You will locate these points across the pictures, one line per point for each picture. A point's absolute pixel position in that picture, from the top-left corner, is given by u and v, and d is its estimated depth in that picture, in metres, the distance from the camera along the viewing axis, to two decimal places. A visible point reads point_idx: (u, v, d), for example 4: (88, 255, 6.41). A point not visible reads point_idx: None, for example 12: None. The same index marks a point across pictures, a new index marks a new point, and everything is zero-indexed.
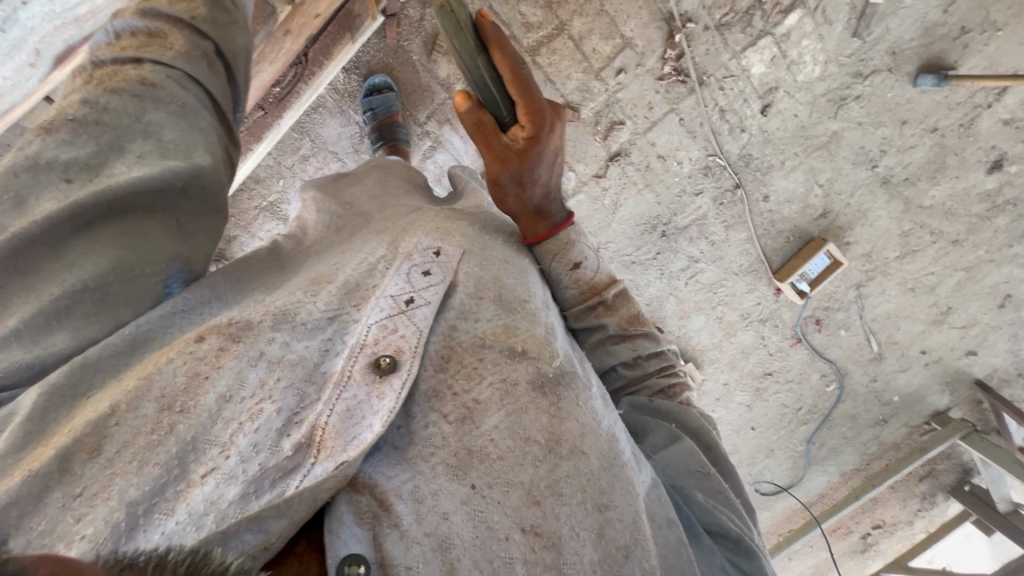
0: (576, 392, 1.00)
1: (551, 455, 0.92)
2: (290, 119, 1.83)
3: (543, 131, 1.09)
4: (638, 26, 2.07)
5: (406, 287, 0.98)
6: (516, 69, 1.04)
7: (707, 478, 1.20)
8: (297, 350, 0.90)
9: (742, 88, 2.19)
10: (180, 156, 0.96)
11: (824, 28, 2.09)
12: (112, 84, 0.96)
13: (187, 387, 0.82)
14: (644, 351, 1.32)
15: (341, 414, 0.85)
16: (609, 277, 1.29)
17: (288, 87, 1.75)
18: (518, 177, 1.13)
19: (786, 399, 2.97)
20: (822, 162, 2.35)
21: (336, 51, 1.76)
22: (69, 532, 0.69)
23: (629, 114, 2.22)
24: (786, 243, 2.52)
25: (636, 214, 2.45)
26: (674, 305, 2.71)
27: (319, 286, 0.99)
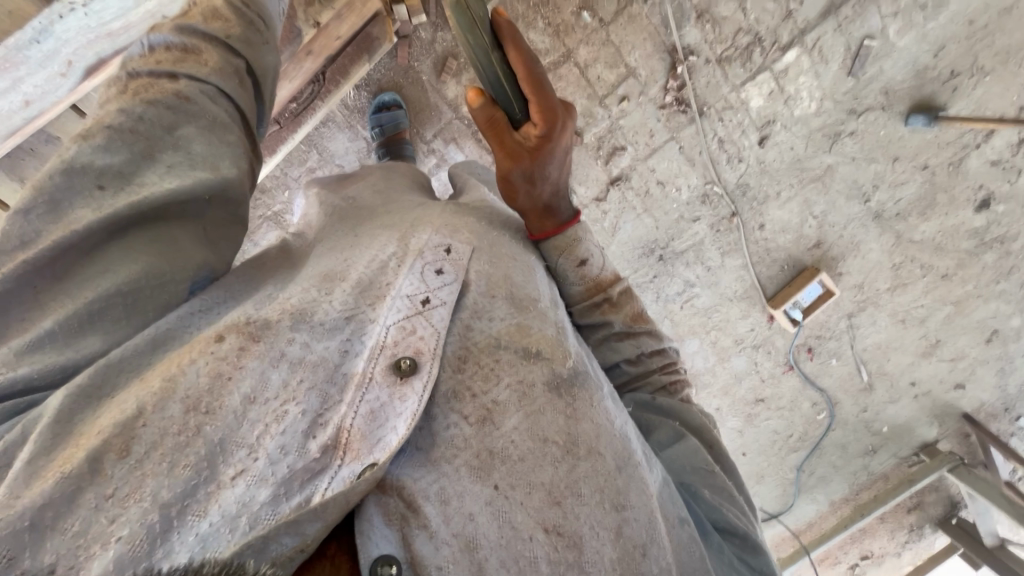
0: (589, 391, 1.02)
1: (569, 456, 0.93)
2: (303, 132, 1.88)
3: (554, 128, 1.11)
4: (642, 56, 2.13)
5: (421, 287, 1.00)
6: (529, 67, 1.06)
7: (712, 476, 1.23)
8: (316, 350, 0.90)
9: (741, 120, 2.25)
10: (210, 169, 0.97)
11: (821, 66, 2.17)
12: (151, 96, 0.97)
13: (211, 387, 0.82)
14: (647, 348, 1.33)
15: (365, 416, 0.86)
16: (614, 274, 1.30)
17: (305, 103, 1.79)
18: (529, 172, 1.15)
19: (777, 426, 2.99)
20: (817, 195, 2.42)
21: (354, 71, 1.79)
22: (104, 533, 0.70)
23: (630, 141, 2.27)
24: (781, 272, 2.56)
25: (636, 238, 2.49)
26: (668, 328, 2.74)
27: (331, 282, 0.99)
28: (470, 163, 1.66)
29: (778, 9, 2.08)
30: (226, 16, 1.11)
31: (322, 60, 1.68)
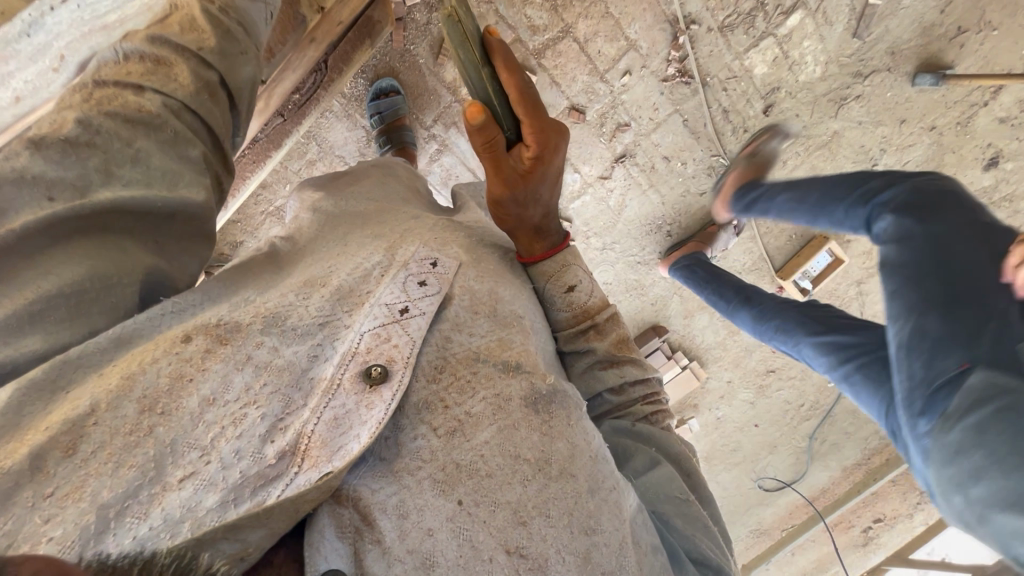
0: (568, 410, 0.97)
1: (540, 474, 0.89)
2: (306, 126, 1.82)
3: (548, 151, 1.08)
4: (643, 28, 2.03)
5: (402, 296, 0.96)
6: (524, 91, 1.04)
7: (687, 505, 1.15)
8: (285, 355, 0.87)
9: (745, 89, 2.20)
10: (164, 185, 0.93)
11: (825, 28, 2.12)
12: (104, 105, 0.93)
13: (171, 388, 0.78)
14: (631, 377, 1.25)
15: (327, 423, 0.82)
16: (600, 301, 1.27)
17: (308, 94, 1.74)
18: (522, 195, 1.11)
19: (789, 395, 3.01)
20: (824, 162, 2.38)
21: (356, 57, 1.73)
22: (36, 533, 0.64)
23: (633, 116, 2.19)
24: (789, 241, 2.56)
25: (642, 215, 2.42)
26: (678, 304, 2.68)
27: (311, 288, 0.96)
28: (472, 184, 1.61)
29: None
30: (203, 28, 1.08)
31: (322, 48, 1.64)
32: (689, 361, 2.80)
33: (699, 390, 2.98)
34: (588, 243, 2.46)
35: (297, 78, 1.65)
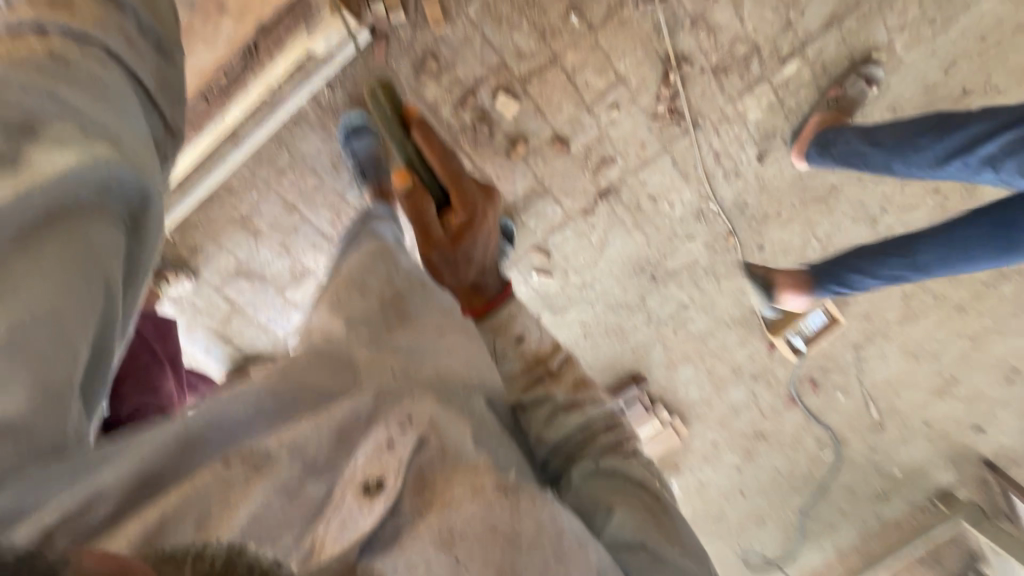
0: (540, 490, 0.70)
1: (515, 550, 0.63)
2: (239, 113, 1.72)
3: (475, 217, 1.21)
4: (633, 63, 1.97)
5: (378, 444, 0.71)
6: (449, 172, 1.29)
7: (665, 548, 0.81)
8: (287, 494, 0.65)
9: (738, 134, 2.13)
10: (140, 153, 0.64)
11: (822, 78, 2.07)
12: (98, 78, 0.64)
13: (224, 498, 0.62)
14: (594, 416, 1.00)
15: (337, 526, 0.65)
16: (554, 344, 1.10)
17: (234, 77, 1.66)
18: (451, 254, 1.18)
19: (778, 461, 2.80)
20: (820, 217, 2.29)
21: (288, 43, 1.64)
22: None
23: (619, 151, 2.11)
24: (782, 296, 2.42)
25: (625, 255, 2.29)
26: (661, 353, 2.51)
27: (302, 452, 0.68)
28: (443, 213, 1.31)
29: (778, 18, 1.95)
30: None
31: (251, 26, 1.61)
32: (670, 415, 2.63)
33: (681, 449, 2.78)
34: (567, 278, 2.34)
35: (217, 58, 1.62)
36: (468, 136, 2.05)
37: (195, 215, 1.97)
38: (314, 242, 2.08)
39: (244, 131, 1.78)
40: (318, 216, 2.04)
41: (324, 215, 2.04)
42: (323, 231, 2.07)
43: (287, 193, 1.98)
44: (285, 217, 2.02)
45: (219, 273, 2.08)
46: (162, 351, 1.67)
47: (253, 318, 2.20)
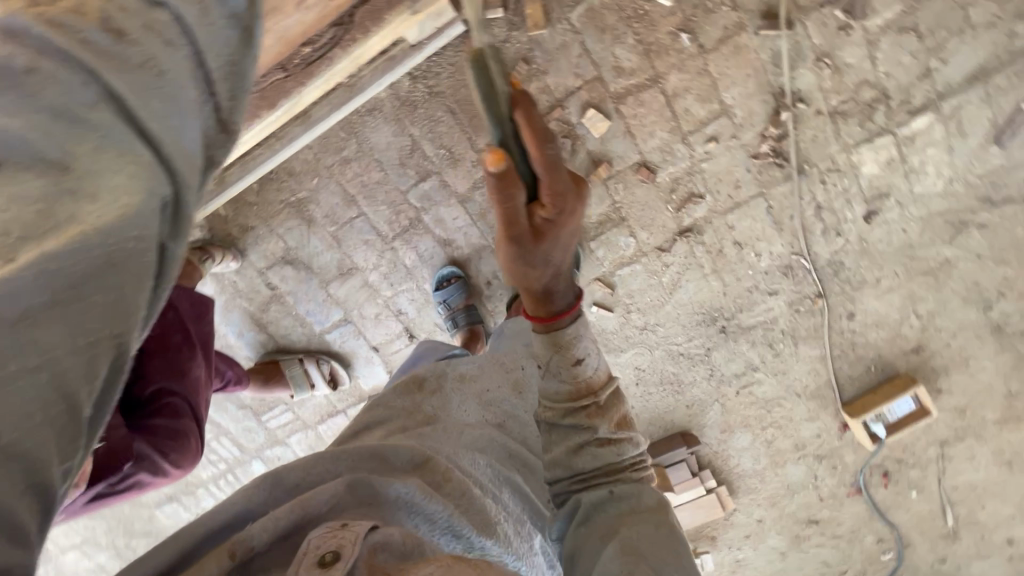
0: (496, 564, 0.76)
1: None
2: (314, 91, 1.53)
3: (564, 215, 0.93)
4: (742, 94, 1.79)
5: (334, 526, 0.79)
6: (544, 143, 0.87)
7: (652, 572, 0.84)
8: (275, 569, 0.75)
9: (847, 187, 1.89)
10: (187, 172, 0.63)
11: (956, 139, 1.81)
12: (155, 61, 0.64)
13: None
14: (627, 457, 1.04)
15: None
16: (606, 373, 1.09)
17: (321, 51, 1.47)
18: (531, 258, 0.95)
19: (829, 557, 2.47)
20: (925, 291, 2.00)
21: (389, 20, 1.44)
22: None
23: (710, 188, 1.91)
24: (865, 373, 2.13)
25: (696, 301, 2.06)
26: (717, 415, 2.26)
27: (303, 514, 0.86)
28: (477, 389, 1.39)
29: (916, 65, 1.74)
30: None
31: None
32: (717, 484, 2.36)
33: (721, 520, 2.51)
34: (627, 318, 2.12)
35: (308, 24, 1.41)
36: None
37: (252, 193, 1.90)
38: (366, 240, 1.95)
39: (316, 113, 1.65)
40: (376, 213, 1.91)
41: (382, 213, 1.91)
42: (378, 230, 1.93)
43: (349, 185, 1.88)
44: (341, 209, 1.91)
45: (266, 257, 1.98)
46: (194, 333, 1.52)
47: (292, 309, 2.06)
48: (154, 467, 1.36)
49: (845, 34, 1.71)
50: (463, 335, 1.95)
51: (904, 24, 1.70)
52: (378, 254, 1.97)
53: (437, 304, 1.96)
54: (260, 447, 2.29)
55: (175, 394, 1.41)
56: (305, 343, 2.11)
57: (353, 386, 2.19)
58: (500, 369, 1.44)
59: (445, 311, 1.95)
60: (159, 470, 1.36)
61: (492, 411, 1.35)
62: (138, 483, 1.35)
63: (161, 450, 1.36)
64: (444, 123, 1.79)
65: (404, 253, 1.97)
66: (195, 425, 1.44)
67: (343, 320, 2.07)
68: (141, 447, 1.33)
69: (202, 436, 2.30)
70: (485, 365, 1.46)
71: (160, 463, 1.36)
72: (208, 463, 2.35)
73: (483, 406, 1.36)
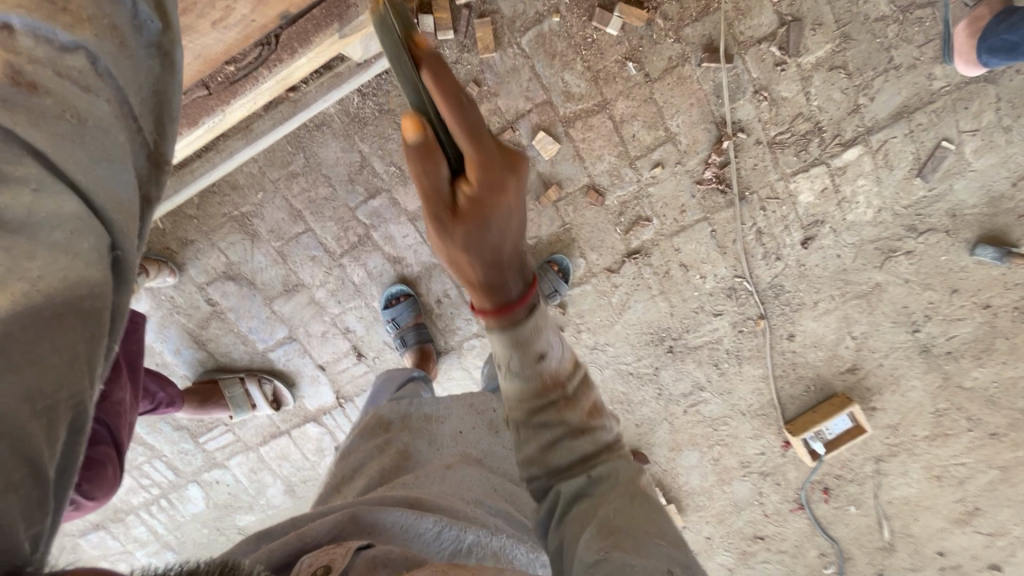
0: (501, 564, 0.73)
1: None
2: (240, 109, 1.48)
3: (491, 189, 0.81)
4: (686, 123, 1.86)
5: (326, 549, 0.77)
6: (462, 105, 0.78)
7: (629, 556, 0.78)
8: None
9: (785, 214, 1.97)
10: (124, 225, 0.66)
11: (884, 171, 1.92)
12: (74, 110, 0.63)
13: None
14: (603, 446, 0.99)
15: None
16: (572, 362, 1.04)
17: (246, 69, 1.42)
18: (458, 236, 0.84)
19: (774, 572, 2.52)
20: (859, 314, 2.09)
21: (319, 41, 1.42)
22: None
23: (657, 212, 1.96)
24: (805, 392, 2.20)
25: (645, 321, 2.10)
26: (665, 433, 2.29)
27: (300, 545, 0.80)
28: (447, 428, 1.37)
29: (846, 101, 1.84)
30: None
31: (273, 15, 1.36)
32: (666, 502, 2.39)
33: None
34: (578, 337, 2.13)
35: (231, 44, 1.37)
36: None
37: (192, 206, 1.84)
38: (313, 256, 1.90)
39: (258, 128, 1.63)
40: (324, 229, 1.87)
41: (330, 230, 1.88)
42: (326, 246, 1.89)
43: (295, 200, 1.84)
44: (287, 224, 1.86)
45: (206, 272, 1.91)
46: (120, 351, 1.44)
47: (233, 326, 1.98)
48: (62, 499, 1.27)
49: (780, 70, 1.80)
50: (412, 355, 1.91)
51: (835, 63, 1.80)
52: (325, 270, 1.92)
53: (386, 322, 1.92)
54: (197, 470, 2.18)
55: (91, 418, 1.31)
56: (247, 361, 2.03)
57: (298, 406, 2.11)
58: (471, 410, 1.44)
59: (393, 330, 1.92)
60: (67, 501, 1.27)
61: (468, 449, 1.33)
62: None
63: (72, 480, 1.27)
64: (394, 140, 1.78)
65: (352, 270, 1.93)
66: (114, 452, 1.35)
67: (288, 338, 2.00)
68: None
69: (134, 459, 2.18)
70: (453, 405, 1.44)
71: (69, 494, 1.27)
72: (139, 488, 2.22)
73: (457, 445, 1.34)
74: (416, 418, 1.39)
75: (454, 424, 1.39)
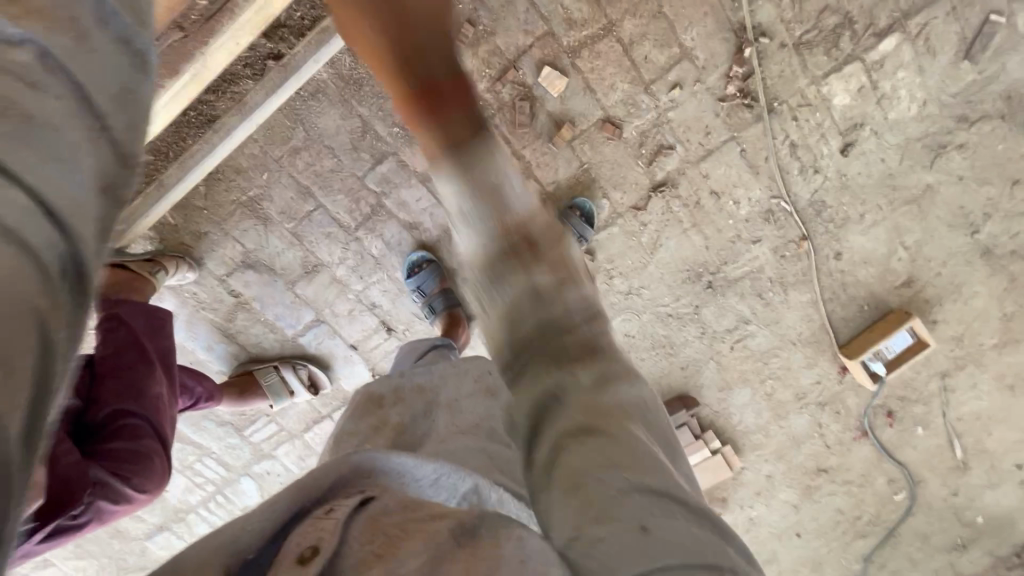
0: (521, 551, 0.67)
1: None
2: (221, 48, 1.36)
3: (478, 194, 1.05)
4: (701, 35, 1.72)
5: (321, 511, 0.73)
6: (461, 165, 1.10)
7: None
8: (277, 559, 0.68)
9: (820, 121, 1.82)
10: (86, 229, 0.49)
11: (926, 58, 1.74)
12: (33, 85, 0.47)
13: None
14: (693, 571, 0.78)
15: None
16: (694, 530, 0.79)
17: (218, 2, 1.32)
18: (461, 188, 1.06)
19: (843, 503, 2.42)
20: (911, 221, 1.94)
21: None
22: None
23: (680, 138, 1.83)
24: (859, 312, 2.07)
25: (679, 258, 1.99)
26: (713, 374, 2.19)
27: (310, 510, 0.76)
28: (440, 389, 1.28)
29: None
30: None
31: None
32: (722, 444, 2.30)
33: (730, 481, 2.45)
34: (611, 283, 2.04)
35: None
36: (506, 115, 1.79)
37: (199, 196, 1.79)
38: (328, 233, 1.85)
39: (250, 99, 1.54)
40: (334, 203, 1.81)
41: (341, 203, 1.81)
42: (339, 221, 1.83)
43: (301, 176, 1.78)
44: (297, 203, 1.81)
45: (224, 264, 1.88)
46: (152, 349, 1.41)
47: (260, 316, 1.96)
48: (114, 496, 1.22)
49: None
50: (443, 320, 1.85)
51: None
52: (342, 246, 1.87)
53: (412, 291, 1.87)
54: (247, 463, 2.20)
55: (131, 413, 1.29)
56: (278, 350, 2.01)
57: (336, 389, 2.10)
58: (465, 377, 1.29)
59: (420, 298, 1.87)
60: (120, 496, 1.23)
61: (463, 417, 1.16)
62: (96, 514, 1.20)
63: (120, 476, 1.22)
64: (393, 99, 1.70)
65: (370, 243, 1.87)
66: (159, 446, 1.33)
67: (316, 320, 1.97)
68: (98, 473, 1.20)
69: (185, 459, 2.20)
70: (445, 378, 1.31)
71: (118, 491, 1.22)
72: (195, 487, 2.25)
73: (453, 416, 1.17)
74: (409, 390, 1.29)
75: (449, 394, 1.24)
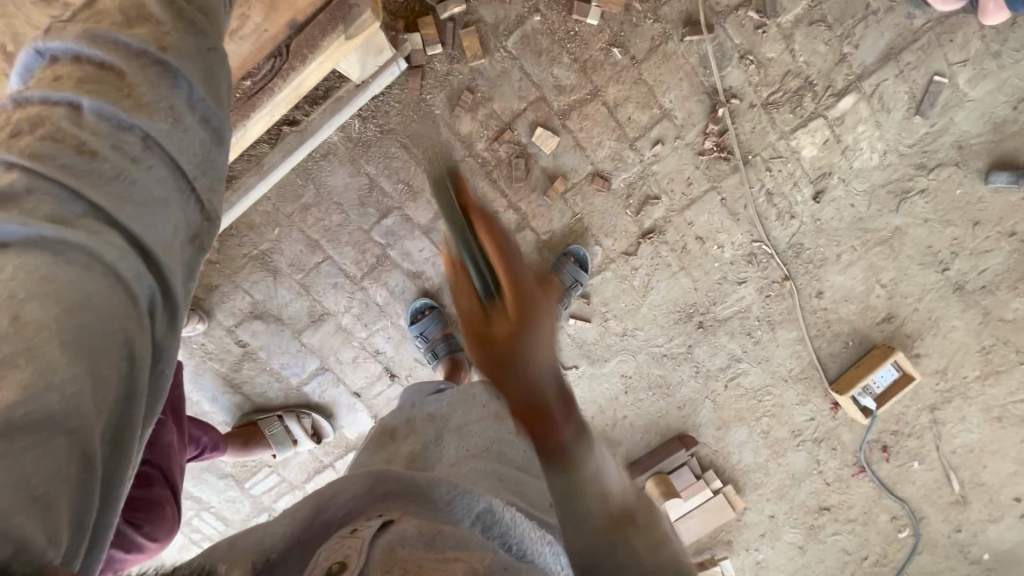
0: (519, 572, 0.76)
1: None
2: (258, 122, 1.46)
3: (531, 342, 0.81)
4: (679, 97, 1.89)
5: (345, 533, 0.78)
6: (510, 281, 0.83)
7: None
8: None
9: (792, 171, 1.98)
10: (170, 264, 0.63)
11: (882, 114, 1.92)
12: (128, 174, 0.62)
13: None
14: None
15: None
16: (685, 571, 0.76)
17: (261, 83, 1.39)
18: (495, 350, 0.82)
19: (848, 543, 2.41)
20: (884, 261, 2.07)
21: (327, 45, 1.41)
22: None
23: (664, 188, 1.97)
24: (845, 348, 2.16)
25: (670, 300, 2.09)
26: (710, 412, 2.24)
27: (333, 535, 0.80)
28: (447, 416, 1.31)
29: (832, 52, 1.87)
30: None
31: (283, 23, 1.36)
32: (723, 484, 2.31)
33: (734, 522, 2.43)
34: (606, 326, 2.12)
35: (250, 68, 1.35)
36: (503, 171, 1.93)
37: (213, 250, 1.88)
38: (335, 283, 1.93)
39: (270, 161, 1.65)
40: (341, 254, 1.90)
41: (347, 254, 1.91)
42: (346, 271, 1.92)
43: (310, 230, 1.88)
44: (306, 255, 1.90)
45: (232, 314, 1.94)
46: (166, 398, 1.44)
47: (265, 365, 2.00)
48: (128, 543, 1.22)
49: (762, 32, 1.85)
50: (445, 364, 1.91)
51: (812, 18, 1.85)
52: (348, 295, 1.95)
53: (415, 337, 1.95)
54: (246, 517, 2.17)
55: (146, 461, 1.31)
56: (282, 399, 2.04)
57: (338, 437, 2.11)
58: (473, 401, 1.34)
59: (423, 343, 1.94)
60: (133, 544, 1.22)
61: (474, 441, 1.22)
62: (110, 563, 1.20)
63: (135, 522, 1.23)
64: (399, 158, 1.85)
65: (375, 291, 1.95)
66: (170, 494, 1.34)
67: (320, 368, 2.01)
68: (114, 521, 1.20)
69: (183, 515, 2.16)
70: (455, 401, 1.35)
71: (134, 537, 1.23)
72: (191, 543, 2.20)
73: (462, 441, 1.23)
74: (420, 418, 1.34)
75: (459, 418, 1.30)
